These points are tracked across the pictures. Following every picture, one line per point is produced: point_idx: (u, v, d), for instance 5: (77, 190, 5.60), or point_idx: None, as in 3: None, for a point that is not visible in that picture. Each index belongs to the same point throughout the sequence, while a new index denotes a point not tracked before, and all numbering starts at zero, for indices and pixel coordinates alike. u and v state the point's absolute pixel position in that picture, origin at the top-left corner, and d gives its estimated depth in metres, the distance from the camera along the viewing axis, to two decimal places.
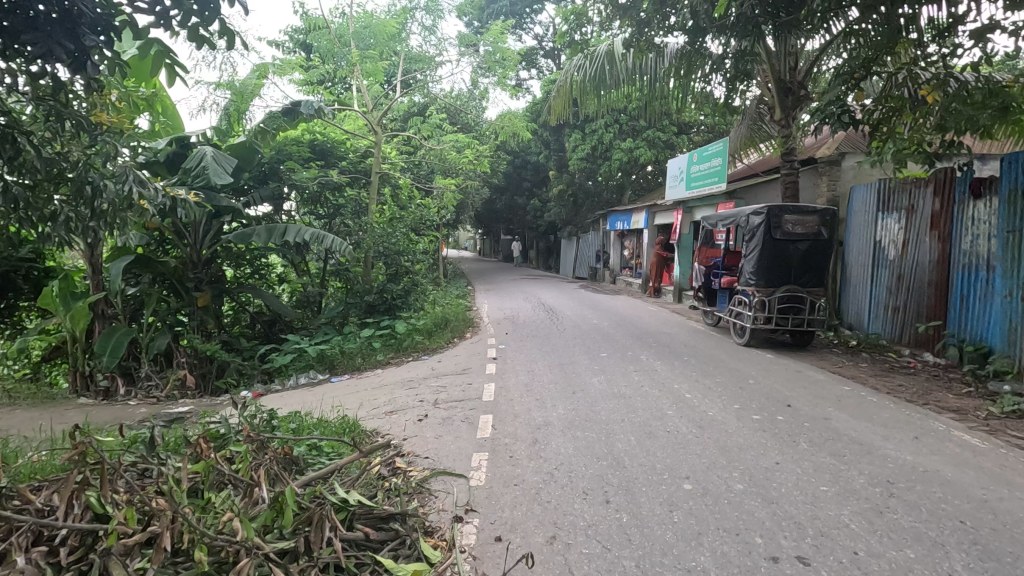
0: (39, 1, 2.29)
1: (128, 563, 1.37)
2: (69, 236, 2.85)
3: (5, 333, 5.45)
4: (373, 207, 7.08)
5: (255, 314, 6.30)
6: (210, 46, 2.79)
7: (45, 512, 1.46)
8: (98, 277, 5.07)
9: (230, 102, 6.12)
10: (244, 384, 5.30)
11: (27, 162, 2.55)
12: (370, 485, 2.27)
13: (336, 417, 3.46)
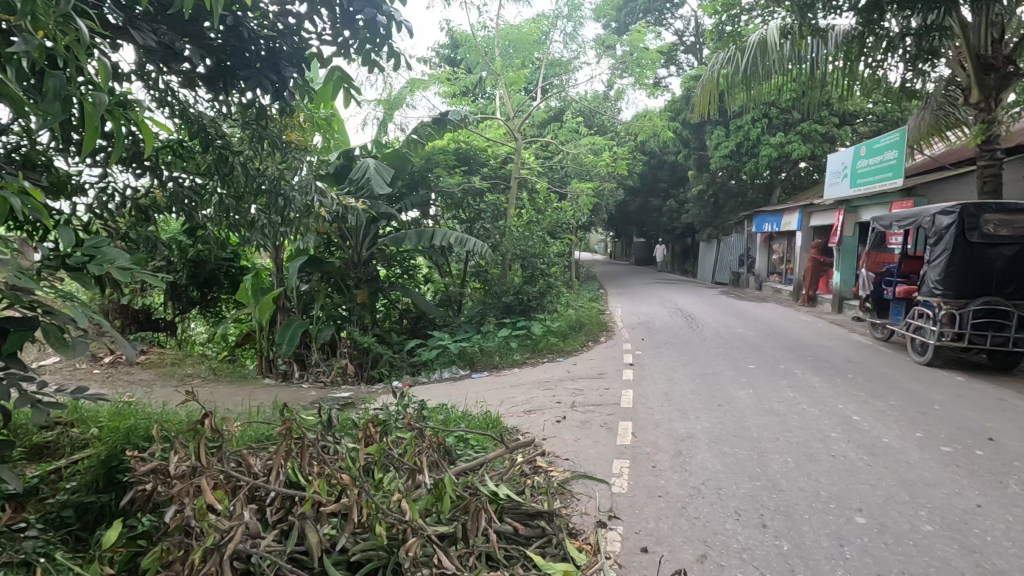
0: (252, 43, 2.74)
1: (319, 528, 1.55)
2: (265, 240, 3.32)
3: (211, 320, 6.50)
4: (512, 211, 7.29)
5: (403, 311, 6.79)
6: (380, 70, 3.09)
7: (257, 475, 1.69)
8: (280, 274, 5.84)
9: (387, 117, 6.70)
10: (395, 375, 5.78)
11: (236, 179, 3.04)
12: (515, 480, 2.34)
13: (479, 412, 3.63)
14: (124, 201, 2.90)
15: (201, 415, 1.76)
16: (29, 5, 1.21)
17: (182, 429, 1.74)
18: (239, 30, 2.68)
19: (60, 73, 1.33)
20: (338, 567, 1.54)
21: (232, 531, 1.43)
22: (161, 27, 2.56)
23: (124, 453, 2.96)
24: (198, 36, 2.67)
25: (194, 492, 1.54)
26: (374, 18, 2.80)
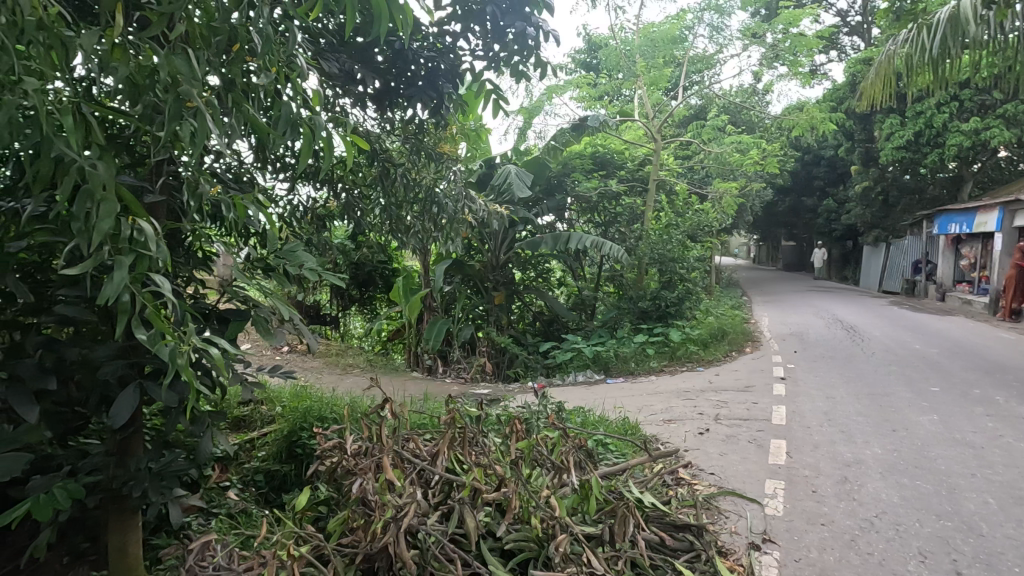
0: (414, 63, 3.01)
1: (475, 514, 1.65)
2: (419, 243, 3.59)
3: (367, 316, 7.20)
4: (649, 213, 7.10)
5: (537, 313, 6.86)
6: (526, 79, 3.20)
7: (424, 458, 1.84)
8: (427, 275, 6.30)
9: (527, 124, 6.89)
10: (530, 375, 5.92)
11: (396, 189, 3.32)
12: (658, 489, 2.29)
13: (617, 417, 3.59)
14: (306, 210, 3.34)
15: (382, 400, 1.99)
16: (269, 49, 1.45)
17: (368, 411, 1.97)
18: (404, 53, 2.95)
19: (286, 103, 1.56)
20: (493, 552, 1.63)
21: (406, 507, 1.57)
22: (342, 56, 2.90)
23: (304, 430, 3.41)
24: (369, 61, 2.97)
25: (373, 469, 1.74)
26: (524, 30, 2.91)
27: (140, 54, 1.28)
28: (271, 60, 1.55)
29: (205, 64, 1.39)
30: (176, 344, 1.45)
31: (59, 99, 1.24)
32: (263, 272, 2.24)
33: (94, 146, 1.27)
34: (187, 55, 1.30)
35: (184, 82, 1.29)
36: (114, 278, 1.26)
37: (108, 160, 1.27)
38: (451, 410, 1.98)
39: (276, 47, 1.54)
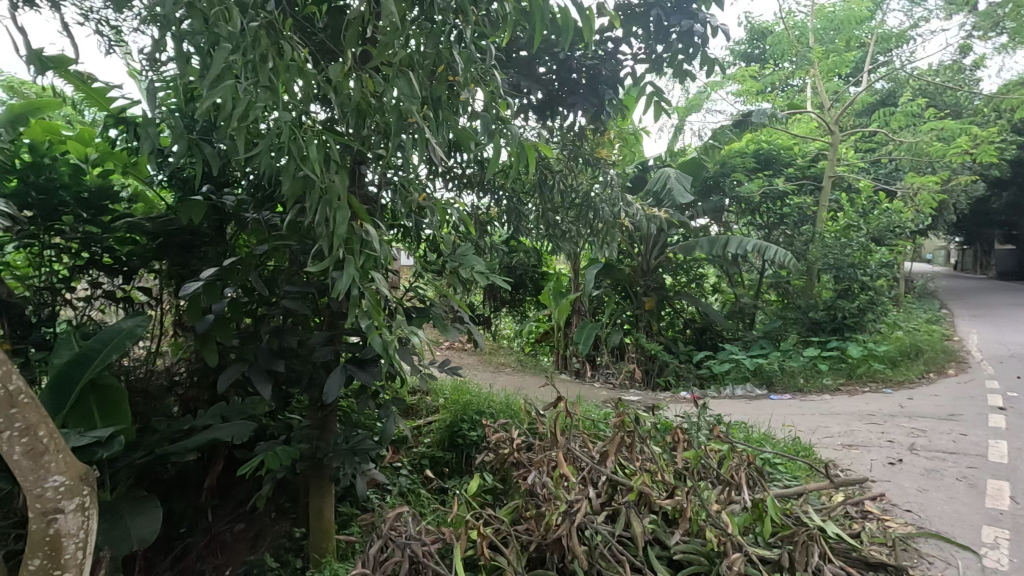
0: (576, 72, 3.10)
1: (641, 520, 1.65)
2: (575, 247, 3.64)
3: (517, 317, 7.45)
4: (823, 214, 6.37)
5: (689, 320, 6.57)
6: (690, 78, 3.08)
7: (593, 458, 1.87)
8: (577, 279, 6.36)
9: (682, 123, 6.64)
10: (682, 385, 5.66)
11: (552, 196, 3.36)
12: (843, 521, 2.05)
13: (786, 436, 3.29)
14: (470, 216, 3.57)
15: (555, 398, 2.06)
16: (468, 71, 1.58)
17: (540, 407, 2.06)
18: (568, 64, 3.05)
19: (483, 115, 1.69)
20: (661, 561, 1.61)
21: (578, 504, 1.62)
22: (510, 71, 3.07)
23: (465, 422, 3.65)
24: (534, 73, 3.10)
25: (548, 464, 1.83)
26: (690, 28, 2.82)
27: (369, 83, 1.49)
28: (470, 78, 1.70)
29: (420, 86, 1.58)
30: (384, 335, 1.71)
31: (307, 125, 1.51)
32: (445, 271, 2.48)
33: (332, 162, 1.52)
34: (407, 77, 1.48)
35: (404, 103, 1.48)
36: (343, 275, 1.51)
37: (343, 174, 1.53)
38: (621, 412, 1.98)
39: (474, 66, 1.68)
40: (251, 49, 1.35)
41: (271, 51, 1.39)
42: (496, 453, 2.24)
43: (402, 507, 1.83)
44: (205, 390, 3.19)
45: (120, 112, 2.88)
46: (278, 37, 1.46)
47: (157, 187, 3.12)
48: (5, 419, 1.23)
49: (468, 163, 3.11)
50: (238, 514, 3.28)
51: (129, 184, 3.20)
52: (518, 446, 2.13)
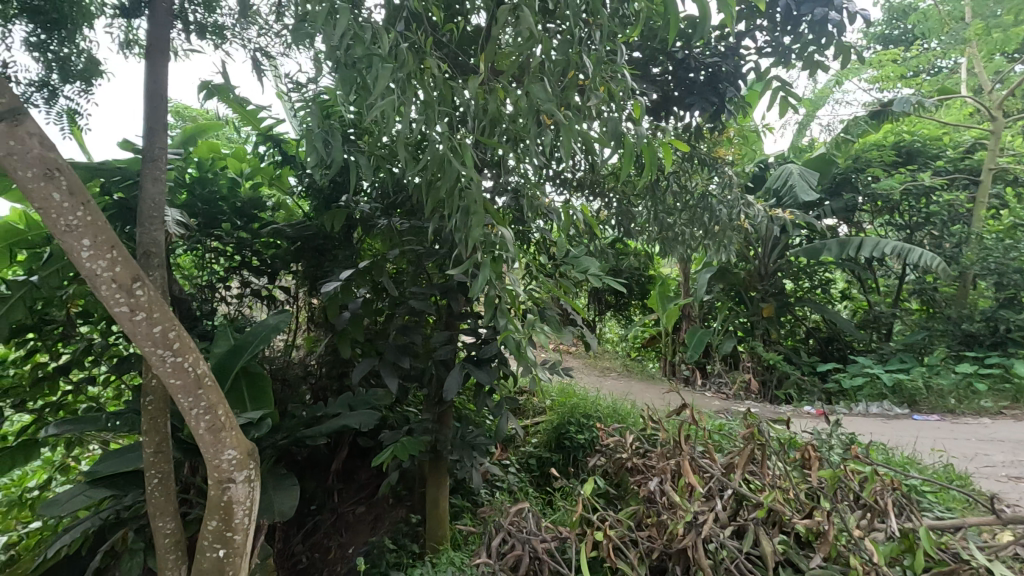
0: (695, 70, 2.96)
1: (771, 538, 1.59)
2: (689, 250, 3.51)
3: (622, 321, 7.32)
4: (982, 212, 5.56)
5: (813, 329, 6.08)
6: (823, 69, 2.85)
7: (721, 469, 1.83)
8: (688, 284, 6.12)
9: (808, 117, 6.16)
10: (805, 400, 5.21)
11: (666, 198, 3.25)
12: (1014, 563, 1.80)
13: (934, 462, 2.93)
14: None
15: (680, 405, 2.03)
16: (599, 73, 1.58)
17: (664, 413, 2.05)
18: (687, 62, 2.92)
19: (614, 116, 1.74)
20: None
21: (704, 516, 1.61)
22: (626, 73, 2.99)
23: (572, 424, 3.65)
24: (649, 75, 3.01)
25: (672, 470, 1.85)
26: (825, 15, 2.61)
27: (501, 92, 1.58)
28: (600, 80, 1.71)
29: (553, 90, 1.59)
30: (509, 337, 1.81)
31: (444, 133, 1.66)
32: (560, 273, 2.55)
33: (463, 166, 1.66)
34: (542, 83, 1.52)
35: (541, 107, 1.48)
36: (478, 278, 1.60)
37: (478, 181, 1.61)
38: (753, 423, 1.91)
39: (604, 68, 1.69)
40: (401, 69, 1.57)
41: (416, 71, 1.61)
42: (609, 452, 2.30)
43: (522, 503, 1.91)
44: (334, 382, 3.50)
45: (269, 131, 3.24)
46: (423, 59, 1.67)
47: (296, 197, 3.47)
48: (193, 398, 1.44)
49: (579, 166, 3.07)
50: (359, 497, 3.55)
51: (273, 194, 3.58)
52: (632, 449, 2.15)
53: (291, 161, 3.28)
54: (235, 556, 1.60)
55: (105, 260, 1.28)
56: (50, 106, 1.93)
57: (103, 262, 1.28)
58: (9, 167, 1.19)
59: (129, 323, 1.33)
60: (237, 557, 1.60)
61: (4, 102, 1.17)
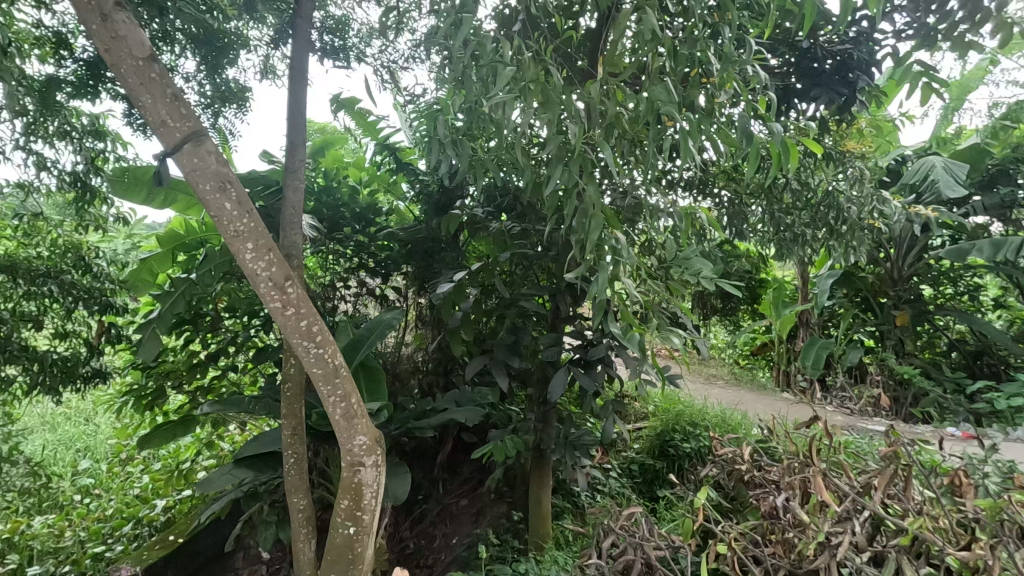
0: (823, 58, 2.72)
1: (917, 569, 1.50)
2: (810, 252, 3.25)
3: (729, 327, 6.94)
4: None
5: (958, 341, 5.38)
6: None
7: (858, 490, 1.73)
8: (806, 289, 5.67)
9: (955, 103, 5.46)
10: (948, 421, 4.55)
11: (785, 197, 3.03)
12: None
13: None
14: None
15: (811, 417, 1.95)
16: (727, 69, 1.52)
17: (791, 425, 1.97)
18: (814, 51, 2.70)
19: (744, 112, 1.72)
20: None
21: (840, 539, 1.55)
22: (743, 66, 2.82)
23: (677, 432, 3.54)
24: (769, 68, 2.81)
25: (802, 488, 1.85)
26: None
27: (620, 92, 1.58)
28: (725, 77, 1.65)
29: (676, 89, 1.57)
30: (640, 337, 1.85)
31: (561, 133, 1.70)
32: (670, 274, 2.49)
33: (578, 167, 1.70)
34: (665, 83, 1.49)
35: (665, 107, 1.48)
36: (597, 280, 1.63)
37: (595, 182, 1.64)
38: (896, 441, 1.78)
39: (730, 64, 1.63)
40: (525, 73, 1.64)
41: (539, 75, 1.65)
42: (726, 466, 2.28)
43: (635, 507, 1.94)
44: (440, 377, 3.66)
45: (385, 141, 3.48)
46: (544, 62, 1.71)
47: (408, 202, 3.68)
48: (332, 386, 1.58)
49: (690, 167, 2.95)
50: (463, 491, 3.66)
51: (387, 200, 3.82)
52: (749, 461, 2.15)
53: (405, 168, 3.48)
54: (363, 534, 1.73)
55: (264, 259, 1.46)
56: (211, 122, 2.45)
57: (263, 262, 1.45)
58: (193, 181, 1.39)
59: (281, 316, 1.50)
60: (364, 535, 1.73)
61: (190, 126, 1.36)
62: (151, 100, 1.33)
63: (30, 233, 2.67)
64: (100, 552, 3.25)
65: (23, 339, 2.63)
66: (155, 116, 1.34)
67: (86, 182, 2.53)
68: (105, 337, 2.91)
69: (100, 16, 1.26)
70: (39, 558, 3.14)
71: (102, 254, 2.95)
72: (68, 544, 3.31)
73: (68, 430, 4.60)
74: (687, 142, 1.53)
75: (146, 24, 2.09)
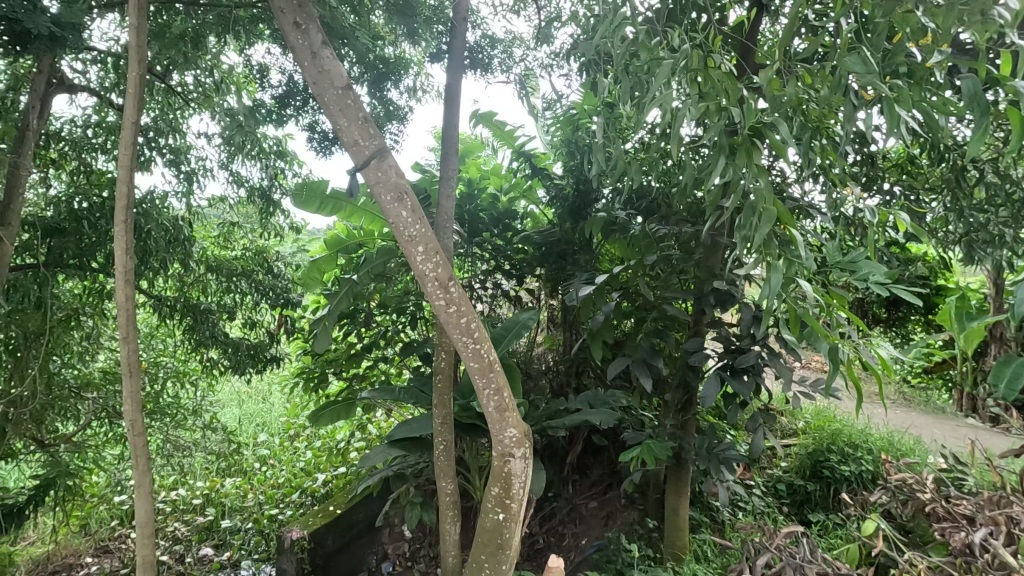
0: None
1: None
2: (1011, 256, 2.76)
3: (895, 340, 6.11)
4: None
5: None
6: None
7: None
8: (1000, 298, 4.81)
9: None
10: None
11: (979, 192, 2.61)
12: None
13: None
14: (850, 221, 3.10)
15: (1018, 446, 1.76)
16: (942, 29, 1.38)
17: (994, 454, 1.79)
18: None
19: (969, 73, 1.33)
20: None
21: None
22: None
23: (832, 453, 3.23)
24: None
25: (1008, 525, 1.71)
26: None
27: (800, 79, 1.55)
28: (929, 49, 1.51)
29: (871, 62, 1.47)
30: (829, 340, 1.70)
31: (728, 122, 1.68)
32: (831, 280, 2.29)
33: (737, 157, 1.67)
34: (861, 55, 1.43)
35: (862, 80, 1.42)
36: (766, 280, 1.57)
37: (763, 177, 1.60)
38: None
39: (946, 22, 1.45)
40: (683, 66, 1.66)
41: (700, 69, 1.68)
42: (904, 495, 2.12)
43: (795, 527, 1.91)
44: (572, 379, 3.70)
45: (522, 148, 3.61)
46: (702, 57, 1.72)
47: (542, 206, 3.77)
48: (486, 379, 1.69)
49: (855, 162, 2.67)
50: (594, 493, 3.66)
51: (523, 205, 3.94)
52: (933, 489, 2.03)
53: (540, 172, 3.57)
54: (512, 522, 1.83)
55: (433, 261, 1.61)
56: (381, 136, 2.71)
57: (431, 264, 1.61)
58: (377, 193, 1.58)
59: (445, 314, 1.64)
60: (513, 523, 1.82)
61: (376, 144, 1.56)
62: (346, 122, 1.54)
63: (226, 237, 3.19)
64: (275, 514, 3.77)
65: (224, 328, 3.12)
66: (349, 136, 1.55)
67: (269, 196, 2.98)
68: (283, 327, 3.34)
69: (310, 54, 1.51)
70: (230, 514, 3.80)
71: (281, 257, 3.38)
72: (251, 504, 3.91)
73: (250, 407, 5.36)
74: (888, 119, 1.43)
75: (342, 57, 2.40)
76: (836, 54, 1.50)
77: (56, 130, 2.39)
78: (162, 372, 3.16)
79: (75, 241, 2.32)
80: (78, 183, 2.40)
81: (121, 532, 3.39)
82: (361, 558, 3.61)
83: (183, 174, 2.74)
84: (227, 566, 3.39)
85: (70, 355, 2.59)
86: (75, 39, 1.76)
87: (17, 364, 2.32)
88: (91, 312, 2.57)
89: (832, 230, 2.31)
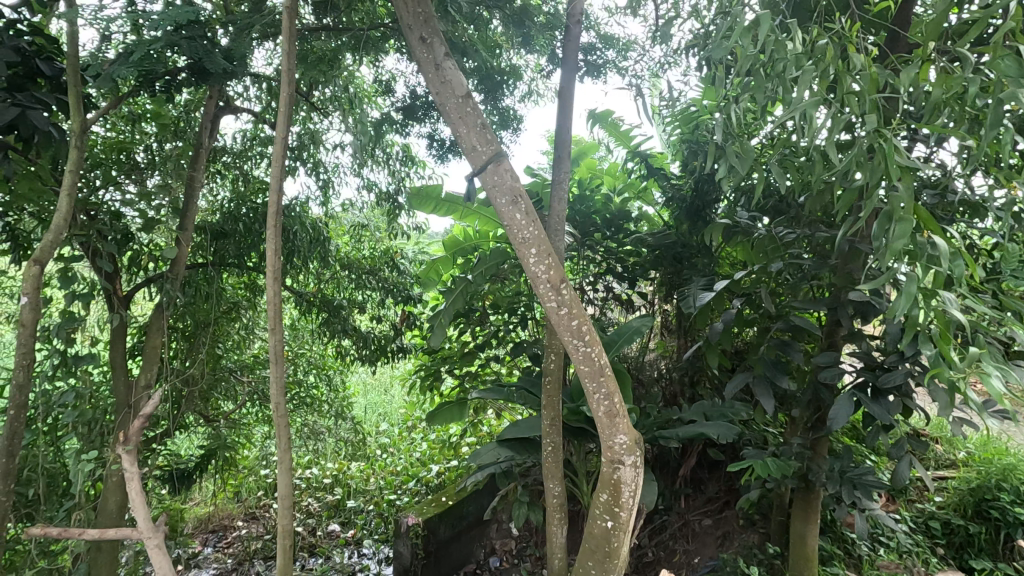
0: None
1: None
2: None
3: None
4: None
5: None
6: None
7: None
8: None
9: None
10: None
11: None
12: None
13: None
14: None
15: None
16: None
17: None
18: None
19: None
20: None
21: None
22: None
23: (1002, 492, 2.77)
24: None
25: None
26: None
27: (964, 66, 1.36)
28: None
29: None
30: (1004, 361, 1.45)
31: (872, 116, 1.52)
32: (1004, 289, 1.97)
33: (880, 151, 1.50)
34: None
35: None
36: (925, 288, 1.38)
37: (913, 175, 1.41)
38: None
39: None
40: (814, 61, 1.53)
41: (836, 59, 1.54)
42: None
43: None
44: (686, 388, 3.52)
45: (638, 148, 3.51)
46: (843, 44, 1.56)
47: (658, 207, 3.65)
48: (597, 383, 1.67)
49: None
50: (709, 510, 3.45)
51: (638, 207, 3.84)
52: None
53: (656, 173, 3.44)
54: (621, 530, 1.78)
55: (546, 263, 1.63)
56: (503, 138, 2.69)
57: (543, 266, 1.62)
58: (494, 196, 1.63)
59: (556, 316, 1.65)
60: (622, 532, 1.78)
61: (493, 150, 1.61)
62: (465, 129, 1.61)
63: (358, 236, 3.42)
64: (394, 499, 4.04)
65: (354, 322, 3.40)
66: (467, 143, 1.62)
67: (395, 200, 3.14)
68: (405, 323, 3.56)
69: (434, 66, 1.60)
70: (354, 495, 4.14)
71: (405, 257, 3.59)
72: (372, 488, 4.22)
73: (374, 397, 5.77)
74: None
75: (463, 67, 2.49)
76: (1009, 33, 1.29)
77: (222, 145, 2.74)
78: (302, 361, 3.52)
79: (234, 241, 2.69)
80: (238, 189, 2.73)
81: (265, 501, 3.81)
82: (471, 550, 3.73)
83: (322, 183, 3.04)
84: (350, 542, 3.74)
85: (230, 342, 2.97)
86: (241, 71, 2.01)
87: (190, 348, 2.66)
88: (247, 307, 2.93)
89: (1008, 231, 1.99)
